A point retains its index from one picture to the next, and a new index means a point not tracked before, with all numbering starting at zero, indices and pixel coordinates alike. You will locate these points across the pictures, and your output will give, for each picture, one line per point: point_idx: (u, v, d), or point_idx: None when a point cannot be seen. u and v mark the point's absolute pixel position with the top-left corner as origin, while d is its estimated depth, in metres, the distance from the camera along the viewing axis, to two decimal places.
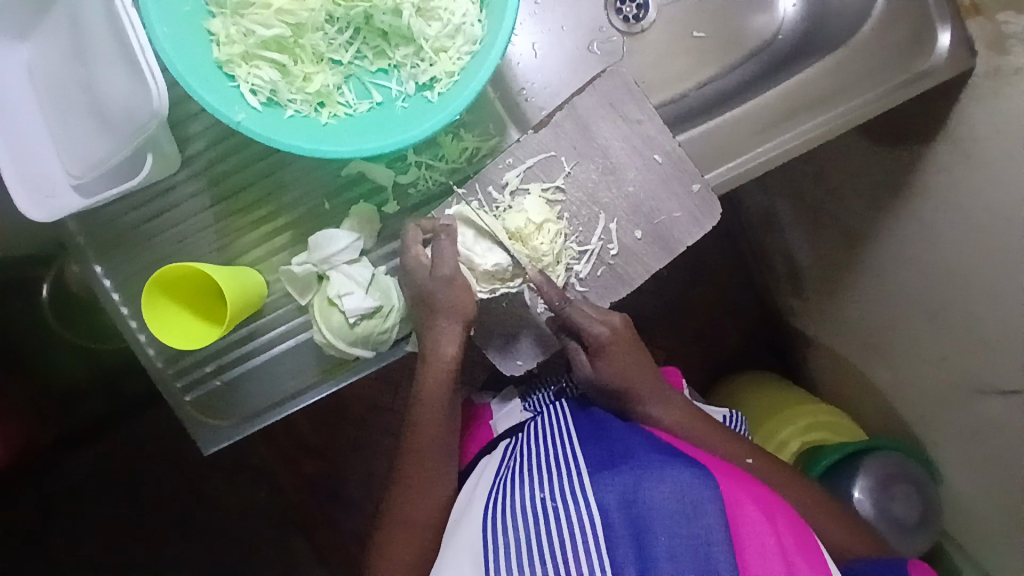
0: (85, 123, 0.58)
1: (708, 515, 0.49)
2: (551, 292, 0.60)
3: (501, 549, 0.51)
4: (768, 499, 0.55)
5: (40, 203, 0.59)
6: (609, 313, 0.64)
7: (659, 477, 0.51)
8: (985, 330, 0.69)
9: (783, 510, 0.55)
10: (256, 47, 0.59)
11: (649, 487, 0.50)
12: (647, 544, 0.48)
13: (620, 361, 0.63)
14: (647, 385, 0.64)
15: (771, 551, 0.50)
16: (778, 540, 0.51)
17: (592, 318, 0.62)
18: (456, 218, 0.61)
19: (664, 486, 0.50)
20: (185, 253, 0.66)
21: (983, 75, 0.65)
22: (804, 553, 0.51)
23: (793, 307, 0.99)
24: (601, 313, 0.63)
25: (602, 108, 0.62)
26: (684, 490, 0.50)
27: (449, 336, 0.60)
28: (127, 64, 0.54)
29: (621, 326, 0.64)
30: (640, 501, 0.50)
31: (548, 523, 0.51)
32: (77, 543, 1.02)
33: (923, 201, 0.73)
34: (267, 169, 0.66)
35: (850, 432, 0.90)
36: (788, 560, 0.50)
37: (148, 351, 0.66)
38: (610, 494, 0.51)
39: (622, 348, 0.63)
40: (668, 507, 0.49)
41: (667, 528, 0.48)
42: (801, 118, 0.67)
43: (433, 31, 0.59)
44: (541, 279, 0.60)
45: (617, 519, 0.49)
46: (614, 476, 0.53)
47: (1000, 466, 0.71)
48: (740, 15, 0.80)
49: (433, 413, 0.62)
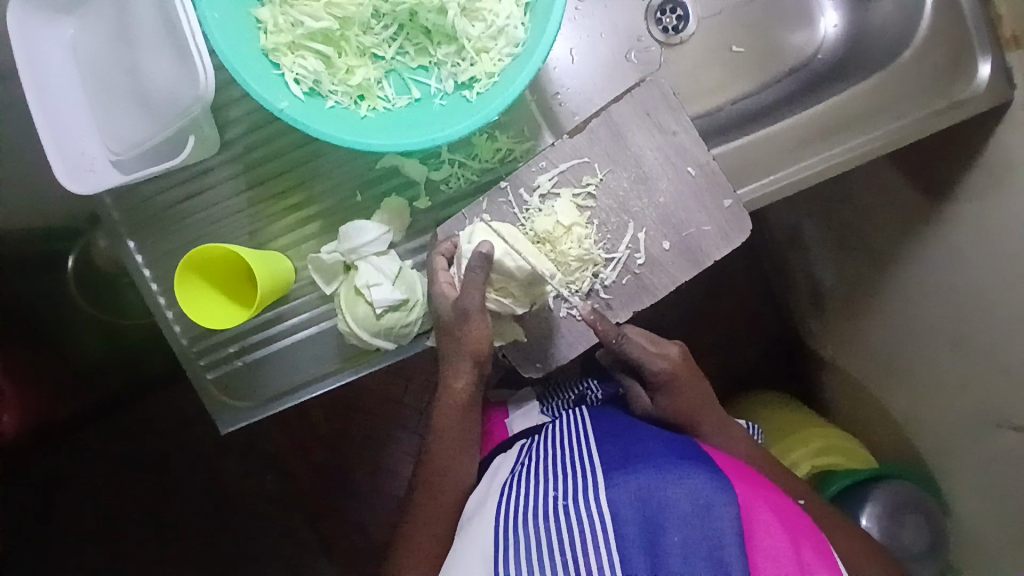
0: (129, 103, 0.60)
1: (723, 517, 0.49)
2: (609, 330, 0.62)
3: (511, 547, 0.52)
4: (785, 507, 0.55)
5: (80, 177, 0.60)
6: (666, 348, 0.68)
7: (674, 480, 0.52)
8: (1006, 363, 0.69)
9: (795, 511, 0.56)
10: (302, 37, 0.59)
11: (663, 488, 0.51)
12: (657, 542, 0.48)
13: (680, 393, 0.67)
14: (708, 415, 0.68)
15: (782, 551, 0.50)
16: (792, 544, 0.51)
17: (651, 354, 0.66)
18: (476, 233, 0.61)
19: (680, 488, 0.51)
20: (217, 235, 0.67)
21: (1020, 107, 0.65)
22: (819, 558, 0.52)
23: (811, 327, 0.99)
24: (659, 347, 0.67)
25: (638, 117, 0.62)
26: (699, 492, 0.50)
27: (463, 371, 0.62)
28: (177, 48, 0.55)
29: (677, 357, 0.68)
30: (654, 501, 0.50)
31: (559, 519, 0.51)
32: (87, 512, 1.04)
33: (952, 231, 0.73)
34: (302, 157, 0.67)
35: (863, 459, 0.90)
36: (803, 565, 0.50)
37: (174, 328, 0.68)
38: (624, 494, 0.51)
39: (682, 380, 0.67)
40: (682, 507, 0.50)
41: (680, 527, 0.49)
42: (834, 139, 0.67)
43: (476, 32, 0.60)
44: (596, 317, 0.62)
45: (629, 516, 0.50)
46: (628, 476, 0.53)
47: (1012, 500, 0.71)
48: (779, 32, 0.80)
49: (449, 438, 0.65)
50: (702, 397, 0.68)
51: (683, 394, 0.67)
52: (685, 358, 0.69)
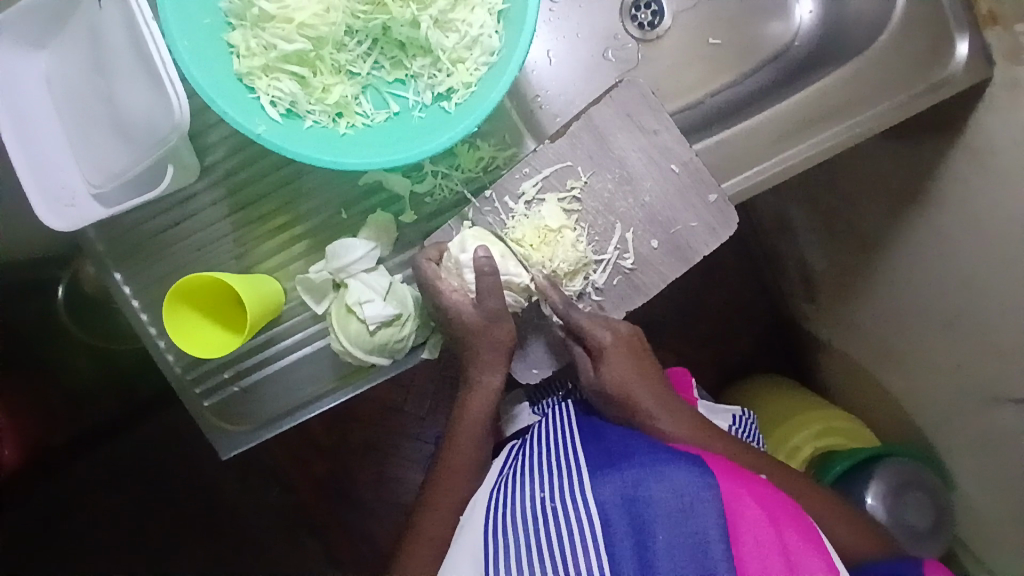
0: (107, 134, 0.59)
1: (706, 514, 0.49)
2: (554, 296, 0.61)
3: (500, 550, 0.53)
4: (775, 497, 0.54)
5: (61, 213, 0.60)
6: (615, 322, 0.64)
7: (657, 476, 0.51)
8: (1000, 338, 0.68)
9: (783, 497, 0.55)
10: (277, 60, 0.59)
11: (646, 485, 0.50)
12: (644, 543, 0.49)
13: (623, 367, 0.63)
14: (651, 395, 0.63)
15: (769, 544, 0.49)
16: (778, 534, 0.50)
17: (596, 324, 0.62)
18: (473, 237, 0.61)
19: (663, 485, 0.50)
20: (202, 261, 0.67)
21: (1000, 84, 0.65)
22: (807, 544, 0.51)
23: (805, 311, 0.99)
24: (606, 321, 0.64)
25: (619, 118, 0.62)
26: (683, 490, 0.50)
27: (493, 367, 0.63)
28: (150, 80, 0.55)
29: (626, 333, 0.64)
30: (638, 499, 0.50)
31: (548, 521, 0.52)
32: (91, 540, 1.04)
33: (940, 209, 0.73)
34: (286, 177, 0.66)
35: (862, 438, 0.90)
36: (790, 557, 0.50)
37: (166, 356, 0.67)
38: (609, 492, 0.52)
39: (626, 355, 0.63)
40: (666, 506, 0.49)
41: (665, 527, 0.49)
42: (814, 129, 0.67)
43: (450, 43, 0.59)
44: (547, 285, 0.62)
45: (614, 516, 0.50)
46: (612, 472, 0.53)
47: (1014, 473, 0.71)
48: (756, 22, 0.80)
49: (469, 443, 0.64)
50: (651, 377, 0.64)
51: (626, 369, 0.63)
52: (636, 337, 0.65)
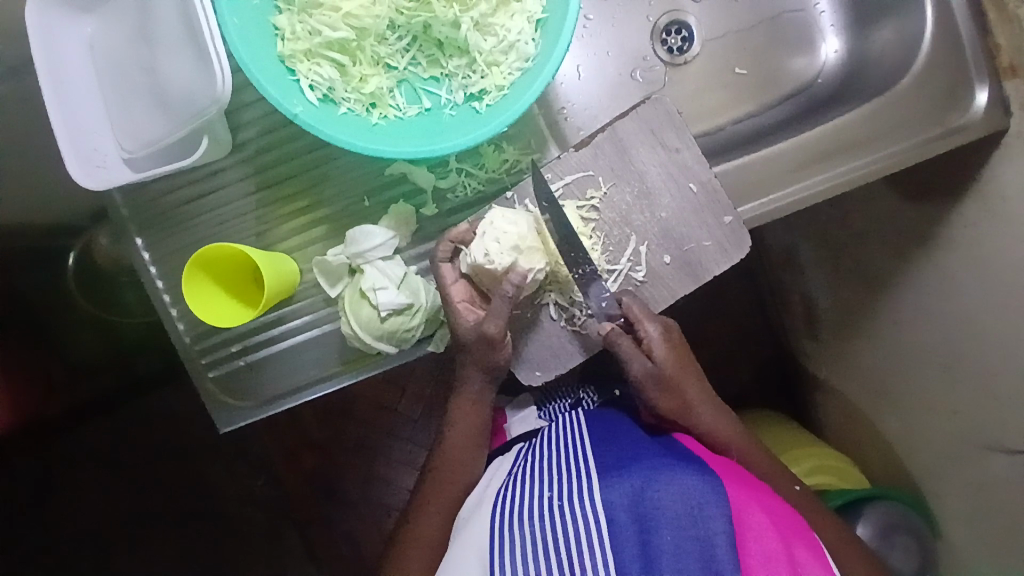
0: (146, 102, 0.61)
1: (714, 518, 0.50)
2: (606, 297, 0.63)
3: (506, 548, 0.52)
4: (781, 511, 0.55)
5: (92, 172, 0.61)
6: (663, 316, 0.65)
7: (667, 481, 0.52)
8: (999, 388, 0.70)
9: (789, 513, 0.57)
10: (319, 46, 0.61)
11: (656, 489, 0.51)
12: (650, 542, 0.49)
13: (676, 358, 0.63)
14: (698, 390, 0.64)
15: (773, 552, 0.50)
16: (784, 546, 0.51)
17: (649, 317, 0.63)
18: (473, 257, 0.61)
19: (671, 489, 0.51)
20: (224, 235, 0.68)
21: (1015, 136, 0.66)
22: (812, 558, 0.52)
23: (806, 347, 1.00)
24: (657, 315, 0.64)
25: (642, 133, 0.64)
26: (691, 494, 0.51)
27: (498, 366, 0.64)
28: (196, 52, 0.57)
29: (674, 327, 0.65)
30: (648, 501, 0.51)
31: (554, 519, 0.52)
32: (74, 511, 1.04)
33: (947, 255, 0.74)
34: (314, 161, 0.68)
35: (853, 480, 0.90)
36: (795, 564, 0.50)
37: (178, 325, 0.68)
38: (618, 494, 0.52)
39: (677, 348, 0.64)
40: (674, 509, 0.50)
41: (673, 527, 0.49)
42: (829, 163, 0.69)
43: (487, 46, 0.61)
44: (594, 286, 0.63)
45: (623, 517, 0.51)
46: (621, 478, 0.53)
47: (1001, 524, 0.72)
48: (781, 56, 0.82)
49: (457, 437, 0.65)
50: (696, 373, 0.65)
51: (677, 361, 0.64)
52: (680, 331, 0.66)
